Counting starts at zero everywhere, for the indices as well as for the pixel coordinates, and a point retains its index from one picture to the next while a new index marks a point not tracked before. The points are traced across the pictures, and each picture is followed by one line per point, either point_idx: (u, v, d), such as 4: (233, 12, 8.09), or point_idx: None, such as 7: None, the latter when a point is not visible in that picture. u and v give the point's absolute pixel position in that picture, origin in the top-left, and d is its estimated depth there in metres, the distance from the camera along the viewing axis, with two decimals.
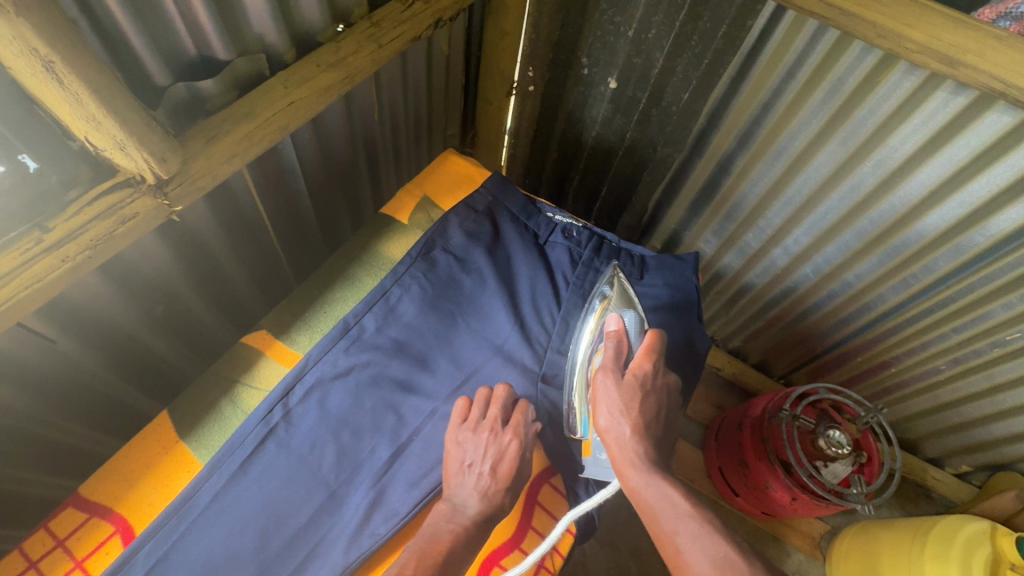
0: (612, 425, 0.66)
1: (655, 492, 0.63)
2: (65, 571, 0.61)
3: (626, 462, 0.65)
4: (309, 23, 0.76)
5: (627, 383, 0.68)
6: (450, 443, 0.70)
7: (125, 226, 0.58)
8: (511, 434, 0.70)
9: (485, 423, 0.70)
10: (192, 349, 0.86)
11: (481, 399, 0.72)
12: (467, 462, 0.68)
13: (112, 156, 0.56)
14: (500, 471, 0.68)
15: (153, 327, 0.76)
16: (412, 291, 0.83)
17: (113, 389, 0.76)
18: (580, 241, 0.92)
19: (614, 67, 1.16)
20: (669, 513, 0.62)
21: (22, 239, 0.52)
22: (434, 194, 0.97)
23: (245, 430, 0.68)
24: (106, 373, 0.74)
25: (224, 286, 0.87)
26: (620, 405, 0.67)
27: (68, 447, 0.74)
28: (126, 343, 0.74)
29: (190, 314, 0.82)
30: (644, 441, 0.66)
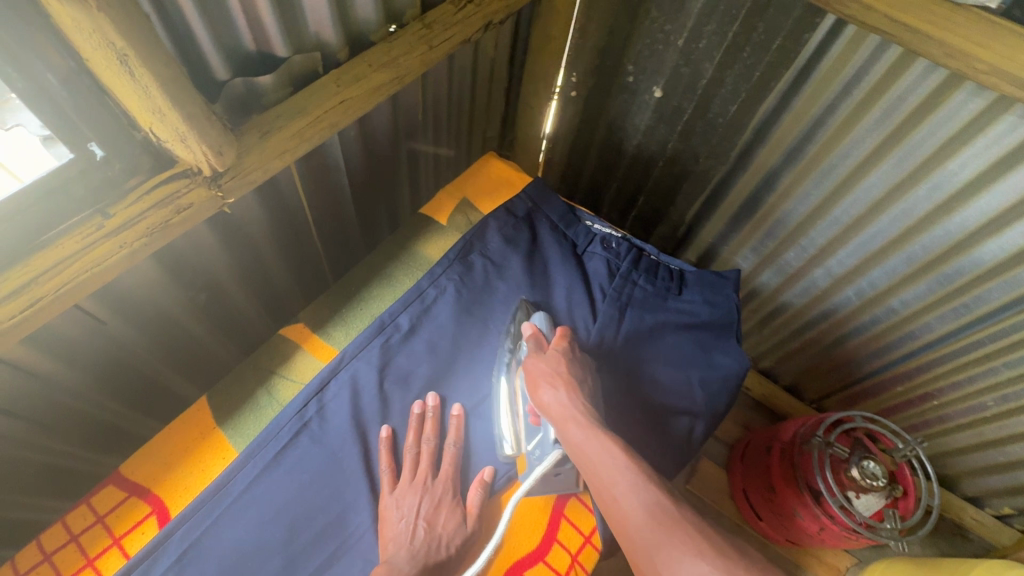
0: (550, 392, 0.65)
1: (597, 443, 0.59)
2: (103, 547, 0.62)
3: (568, 419, 0.62)
4: (364, 22, 0.77)
5: (553, 355, 0.70)
6: (386, 501, 0.67)
7: (181, 216, 0.59)
8: (444, 480, 0.69)
9: (415, 483, 0.68)
10: (231, 337, 0.88)
11: (410, 445, 0.71)
12: (402, 512, 0.65)
13: (173, 147, 0.57)
14: (444, 528, 0.65)
15: (196, 313, 0.78)
16: (447, 293, 0.83)
17: (158, 372, 0.78)
18: (619, 253, 0.90)
19: (660, 76, 1.14)
20: (608, 464, 0.57)
21: (86, 225, 0.54)
22: (473, 197, 0.97)
23: (280, 422, 0.70)
24: (151, 357, 0.75)
25: (265, 277, 0.88)
26: (549, 375, 0.67)
27: (115, 426, 0.76)
28: (172, 329, 0.76)
29: (231, 303, 0.84)
30: (584, 400, 0.64)
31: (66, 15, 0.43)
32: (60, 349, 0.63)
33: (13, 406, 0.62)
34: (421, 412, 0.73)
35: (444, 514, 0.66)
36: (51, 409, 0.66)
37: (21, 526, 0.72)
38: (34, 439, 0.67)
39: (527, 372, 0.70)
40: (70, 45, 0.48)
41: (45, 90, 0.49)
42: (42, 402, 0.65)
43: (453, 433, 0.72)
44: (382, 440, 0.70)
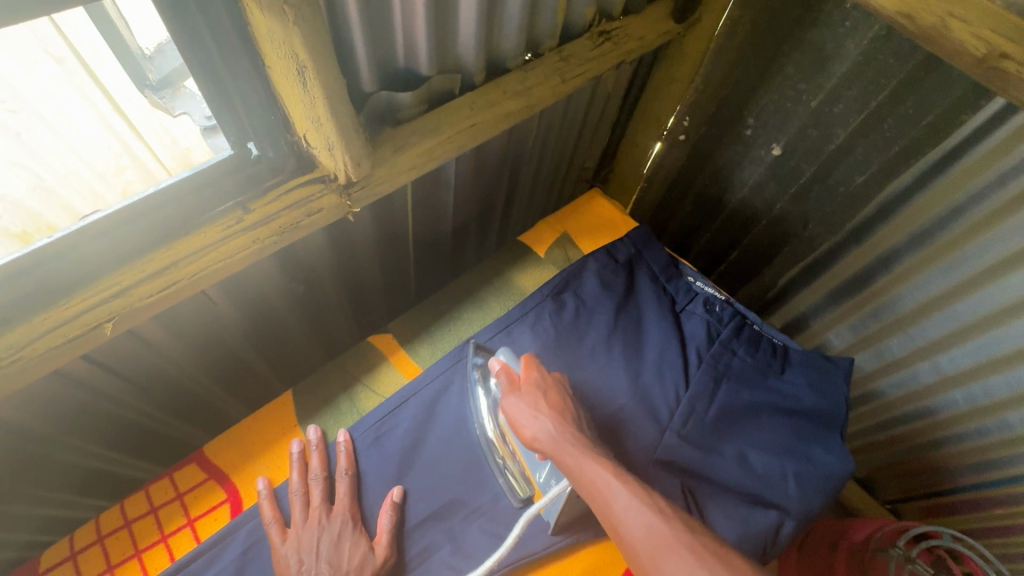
0: (536, 425, 0.63)
1: (591, 468, 0.58)
2: (177, 526, 0.63)
3: (559, 446, 0.61)
4: (505, 49, 0.77)
5: (529, 391, 0.67)
6: (279, 553, 0.60)
7: (310, 219, 0.61)
8: (340, 514, 0.63)
9: (311, 520, 0.62)
10: (307, 323, 0.92)
11: (296, 488, 0.65)
12: (298, 558, 0.59)
13: (318, 154, 0.58)
14: (351, 563, 0.60)
15: (284, 297, 0.82)
16: (536, 330, 0.81)
17: (242, 348, 0.82)
18: (721, 317, 0.85)
19: (782, 133, 1.08)
20: (602, 484, 0.56)
21: (227, 217, 0.56)
22: (573, 232, 0.95)
23: (357, 433, 0.69)
24: (240, 335, 0.80)
25: (353, 274, 0.91)
26: (533, 408, 0.65)
27: (195, 393, 0.80)
28: (262, 308, 0.79)
29: (316, 291, 0.87)
30: (573, 428, 0.63)
31: (264, 26, 0.45)
32: (168, 315, 0.67)
33: (115, 363, 0.66)
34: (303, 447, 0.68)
35: (346, 552, 0.60)
36: (148, 371, 0.70)
37: (97, 473, 0.76)
38: (126, 396, 0.71)
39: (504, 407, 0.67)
40: (255, 54, 0.49)
41: (227, 91, 0.51)
42: (143, 362, 0.69)
43: (344, 460, 0.67)
44: (263, 492, 0.63)
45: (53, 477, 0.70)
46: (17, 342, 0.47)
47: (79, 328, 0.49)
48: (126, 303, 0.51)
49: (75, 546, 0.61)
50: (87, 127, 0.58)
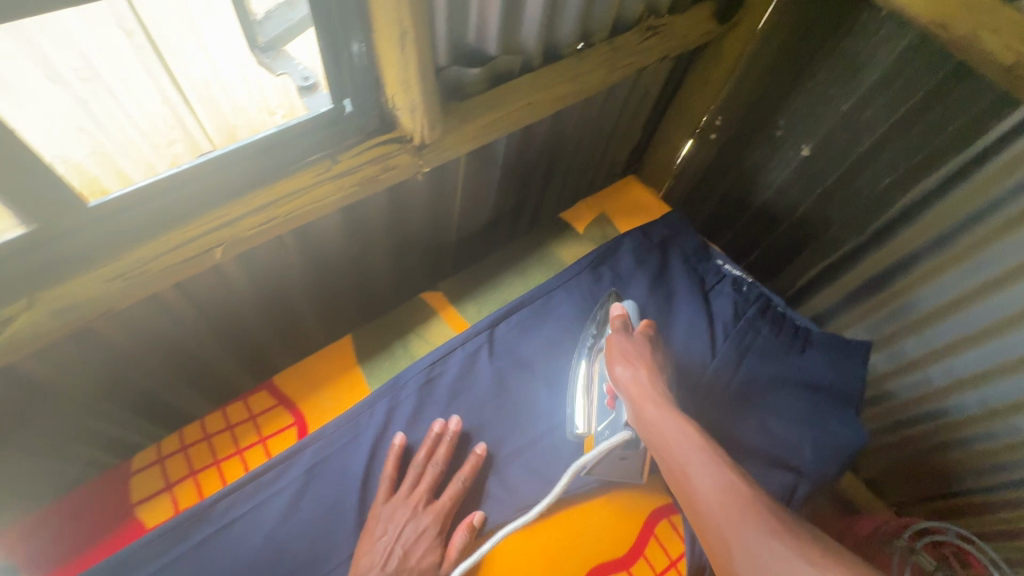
0: (629, 372, 0.67)
1: (672, 424, 0.61)
2: (251, 442, 0.70)
3: (647, 398, 0.64)
4: (562, 36, 0.84)
5: (637, 337, 0.73)
6: (374, 512, 0.66)
7: (386, 173, 0.68)
8: (428, 510, 0.66)
9: (398, 501, 0.66)
10: (356, 281, 0.99)
11: (386, 474, 0.68)
12: (388, 539, 0.63)
13: (400, 116, 0.65)
14: (419, 564, 0.62)
15: (339, 252, 0.89)
16: (573, 298, 0.87)
17: (299, 297, 0.90)
18: (748, 298, 0.91)
19: (812, 135, 1.13)
20: (681, 442, 0.59)
21: (317, 165, 0.63)
22: (611, 213, 1.01)
23: (411, 375, 0.76)
24: (300, 283, 0.87)
25: (400, 238, 0.98)
26: (633, 352, 0.70)
27: (252, 335, 0.88)
28: (320, 260, 0.87)
29: (367, 252, 0.94)
30: (662, 385, 0.66)
31: None
32: (244, 256, 0.74)
33: (196, 296, 0.73)
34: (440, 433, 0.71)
35: (421, 543, 0.63)
36: (218, 307, 0.78)
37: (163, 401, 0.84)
38: (199, 330, 0.79)
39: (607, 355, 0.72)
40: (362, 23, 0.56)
41: (335, 53, 0.58)
42: (221, 297, 0.76)
43: (444, 450, 0.70)
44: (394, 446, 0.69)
45: (131, 402, 0.78)
46: (145, 257, 0.54)
47: (194, 250, 0.56)
48: (233, 233, 0.58)
49: (162, 452, 0.69)
50: (146, 94, 0.60)
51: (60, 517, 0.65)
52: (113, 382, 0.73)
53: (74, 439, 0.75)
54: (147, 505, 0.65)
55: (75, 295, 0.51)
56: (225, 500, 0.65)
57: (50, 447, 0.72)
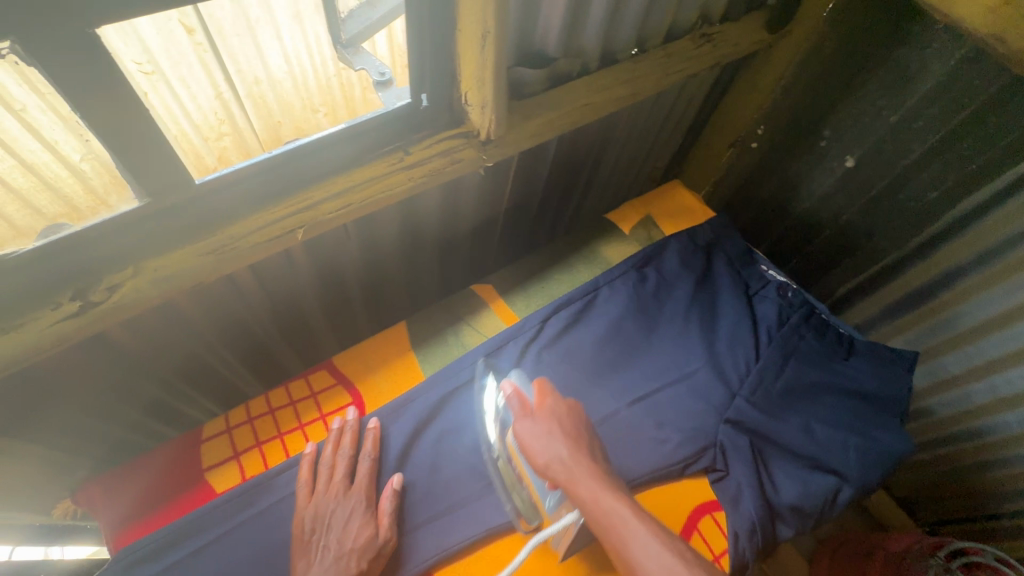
0: (549, 451, 0.62)
1: (604, 502, 0.57)
2: (311, 418, 0.74)
3: (573, 480, 0.59)
4: (619, 41, 0.86)
5: (541, 418, 0.65)
6: (301, 513, 0.64)
7: (452, 166, 0.71)
8: (357, 491, 0.66)
9: (329, 489, 0.66)
10: (405, 272, 1.02)
11: (327, 458, 0.68)
12: (312, 525, 0.63)
13: (471, 111, 0.69)
14: (356, 542, 0.62)
15: (393, 243, 0.92)
16: (619, 296, 0.88)
17: (352, 284, 0.93)
18: (792, 303, 0.91)
19: (858, 146, 1.13)
20: (611, 522, 0.56)
21: (390, 156, 0.67)
22: (657, 216, 1.03)
23: (464, 363, 0.78)
24: (354, 270, 0.91)
25: (449, 232, 1.01)
26: (545, 433, 0.64)
27: (306, 320, 0.92)
28: (373, 250, 0.90)
29: (418, 244, 0.98)
30: (587, 457, 0.62)
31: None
32: (310, 242, 0.78)
33: (264, 277, 0.77)
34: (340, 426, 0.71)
35: (349, 527, 0.63)
36: (279, 290, 0.82)
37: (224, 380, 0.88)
38: (261, 311, 0.83)
39: (520, 432, 0.65)
40: (449, 24, 0.60)
41: (419, 52, 0.61)
42: (284, 279, 0.80)
43: (373, 445, 0.70)
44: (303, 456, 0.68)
45: (197, 379, 0.82)
46: (235, 235, 0.58)
47: (276, 232, 0.60)
48: (312, 217, 0.61)
49: (229, 422, 0.73)
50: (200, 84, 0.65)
51: (139, 477, 0.69)
52: (184, 358, 0.77)
53: (143, 409, 0.79)
54: (216, 471, 0.69)
55: (173, 266, 0.55)
56: (288, 473, 0.68)
57: (125, 418, 0.77)
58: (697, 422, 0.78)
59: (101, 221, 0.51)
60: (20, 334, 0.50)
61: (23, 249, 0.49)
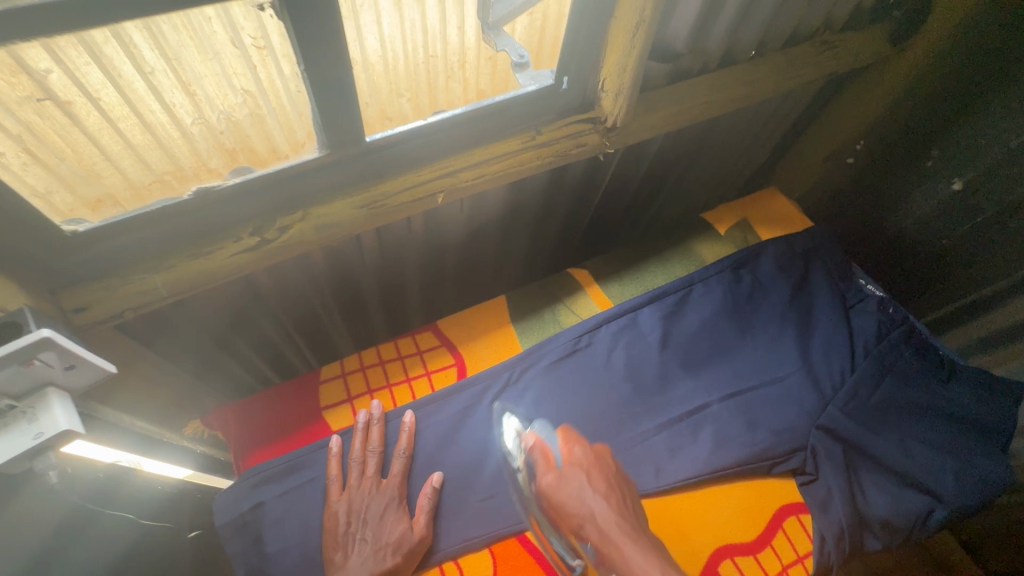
0: (585, 508, 0.58)
1: (640, 557, 0.53)
2: (418, 374, 0.79)
3: (608, 540, 0.56)
4: (742, 44, 0.88)
5: (571, 474, 0.61)
6: (331, 508, 0.65)
7: (578, 149, 0.74)
8: (389, 488, 0.67)
9: (361, 482, 0.67)
10: (500, 252, 1.07)
11: (357, 453, 0.69)
12: (346, 519, 0.64)
13: (604, 97, 0.71)
14: (391, 537, 0.63)
15: (497, 222, 0.97)
16: (714, 294, 0.89)
17: (453, 257, 0.99)
18: (893, 319, 0.89)
19: (968, 168, 0.99)
20: (647, 572, 0.52)
21: (523, 135, 0.70)
22: (753, 220, 1.03)
23: (561, 340, 0.82)
24: (458, 244, 0.96)
25: (546, 218, 1.04)
26: (581, 488, 0.60)
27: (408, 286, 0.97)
28: (477, 227, 0.95)
29: (517, 227, 1.01)
30: (623, 509, 0.58)
31: None
32: (430, 211, 0.83)
33: (387, 239, 0.83)
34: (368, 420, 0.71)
35: (383, 523, 0.64)
36: (390, 254, 0.88)
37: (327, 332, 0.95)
38: (370, 269, 0.89)
39: (548, 485, 0.62)
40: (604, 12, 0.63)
41: (571, 38, 0.64)
42: (402, 243, 0.86)
43: (403, 441, 0.71)
44: (331, 453, 0.69)
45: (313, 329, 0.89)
46: (387, 192, 0.63)
47: (419, 194, 0.65)
48: (452, 183, 0.66)
49: (344, 368, 0.79)
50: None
51: (265, 406, 0.75)
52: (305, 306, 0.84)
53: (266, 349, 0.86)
54: (332, 411, 0.75)
55: (331, 214, 0.61)
56: (396, 421, 0.73)
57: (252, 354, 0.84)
58: (788, 425, 0.78)
59: (290, 166, 0.57)
60: (206, 261, 0.56)
61: (225, 183, 0.55)
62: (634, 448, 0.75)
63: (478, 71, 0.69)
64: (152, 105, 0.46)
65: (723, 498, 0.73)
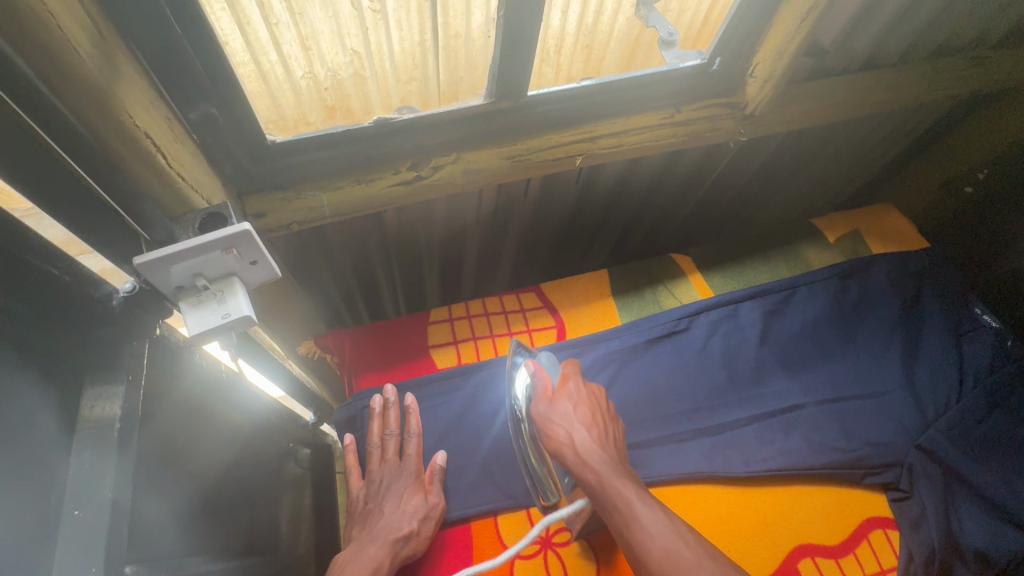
0: (571, 429, 0.61)
1: (612, 476, 0.56)
2: (519, 329, 0.83)
3: (584, 460, 0.58)
4: (892, 49, 0.84)
5: (569, 399, 0.64)
6: (355, 486, 0.70)
7: (712, 132, 0.74)
8: (407, 463, 0.69)
9: (380, 460, 0.70)
10: (596, 229, 1.08)
11: (375, 433, 0.72)
12: (366, 496, 0.68)
13: (751, 83, 0.72)
14: (407, 506, 0.65)
15: (602, 199, 0.98)
16: (819, 299, 0.88)
17: (554, 225, 1.01)
18: (1010, 352, 0.84)
19: None
20: (618, 481, 0.55)
21: (663, 111, 0.71)
22: (865, 232, 0.99)
23: (659, 320, 0.83)
24: (563, 213, 0.98)
25: (648, 203, 1.05)
26: (574, 415, 0.62)
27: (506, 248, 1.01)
28: (584, 200, 0.97)
29: (619, 207, 1.03)
30: (603, 440, 0.61)
31: None
32: (548, 176, 0.85)
33: (504, 196, 0.86)
34: (382, 402, 0.73)
35: (399, 491, 0.67)
36: (501, 213, 0.91)
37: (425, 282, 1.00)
38: (477, 225, 0.93)
39: (539, 415, 0.64)
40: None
41: (736, 20, 0.64)
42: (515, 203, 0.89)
43: (413, 421, 0.72)
44: (347, 448, 0.73)
45: None
46: (531, 147, 0.66)
47: (560, 155, 0.67)
48: (591, 147, 0.68)
49: (451, 314, 0.85)
50: None
51: (378, 337, 0.82)
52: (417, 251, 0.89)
53: None
54: (439, 350, 0.81)
55: (481, 162, 0.65)
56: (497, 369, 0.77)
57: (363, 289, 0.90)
58: (885, 439, 0.76)
59: (457, 109, 0.61)
60: (367, 187, 0.62)
61: (398, 117, 0.59)
62: (725, 433, 0.76)
63: (571, 60, 0.62)
64: (269, 54, 0.48)
65: (808, 498, 0.73)
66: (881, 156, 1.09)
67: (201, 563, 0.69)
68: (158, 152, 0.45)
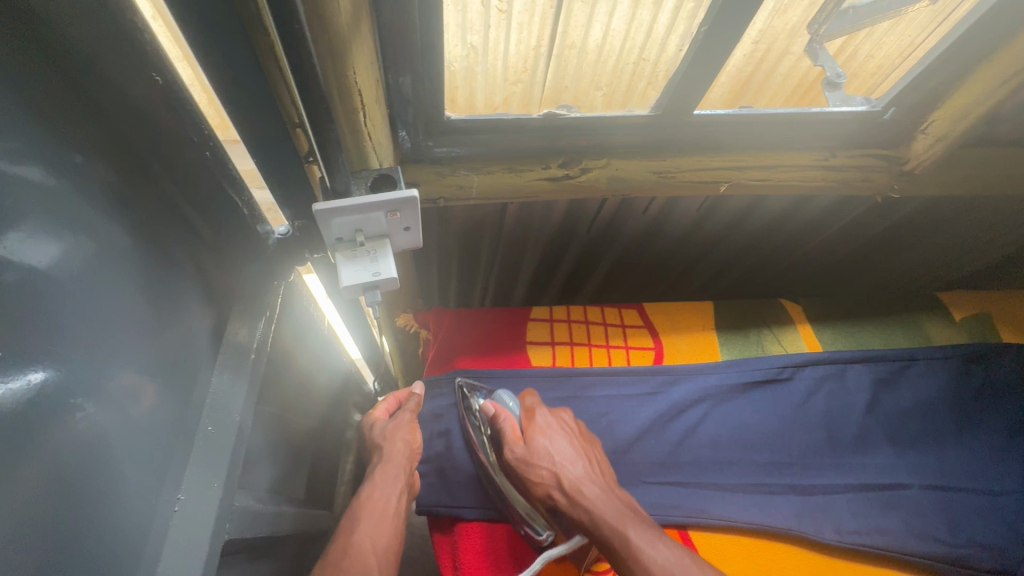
0: (558, 466, 0.57)
1: (607, 509, 0.52)
2: (617, 343, 0.84)
3: (573, 498, 0.54)
4: None
5: (548, 433, 0.60)
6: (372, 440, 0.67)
7: (864, 183, 0.71)
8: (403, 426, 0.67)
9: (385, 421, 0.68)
10: (696, 260, 1.06)
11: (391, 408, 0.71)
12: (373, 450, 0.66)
13: (917, 139, 0.69)
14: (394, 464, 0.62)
15: (715, 230, 0.96)
16: (936, 377, 0.82)
17: (659, 248, 1.00)
18: None
19: None
20: (612, 513, 0.52)
21: (815, 153, 0.69)
22: (995, 316, 0.92)
23: (761, 364, 0.80)
24: (671, 237, 0.97)
25: (758, 244, 1.01)
26: (557, 452, 0.58)
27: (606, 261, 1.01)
28: (696, 229, 0.95)
29: (728, 242, 1.00)
30: (591, 472, 0.57)
31: None
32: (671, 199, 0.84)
33: (622, 211, 0.86)
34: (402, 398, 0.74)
35: (394, 436, 0.65)
36: (612, 226, 0.91)
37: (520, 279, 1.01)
38: (586, 234, 0.93)
39: (517, 458, 0.59)
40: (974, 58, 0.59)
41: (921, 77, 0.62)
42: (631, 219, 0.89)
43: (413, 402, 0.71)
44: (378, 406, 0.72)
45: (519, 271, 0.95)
46: (679, 167, 0.66)
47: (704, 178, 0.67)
48: (739, 175, 0.67)
49: (551, 314, 0.87)
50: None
51: (480, 322, 0.85)
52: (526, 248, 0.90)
53: None
54: (537, 347, 0.83)
55: (629, 172, 0.65)
56: (591, 380, 0.77)
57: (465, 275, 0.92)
58: (995, 543, 0.69)
59: (621, 117, 0.61)
60: (516, 177, 0.63)
61: (568, 114, 0.62)
62: (817, 496, 0.72)
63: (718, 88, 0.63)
64: (464, 39, 0.51)
65: None
66: (1007, 250, 0.99)
67: (277, 502, 0.72)
68: (360, 110, 0.49)
